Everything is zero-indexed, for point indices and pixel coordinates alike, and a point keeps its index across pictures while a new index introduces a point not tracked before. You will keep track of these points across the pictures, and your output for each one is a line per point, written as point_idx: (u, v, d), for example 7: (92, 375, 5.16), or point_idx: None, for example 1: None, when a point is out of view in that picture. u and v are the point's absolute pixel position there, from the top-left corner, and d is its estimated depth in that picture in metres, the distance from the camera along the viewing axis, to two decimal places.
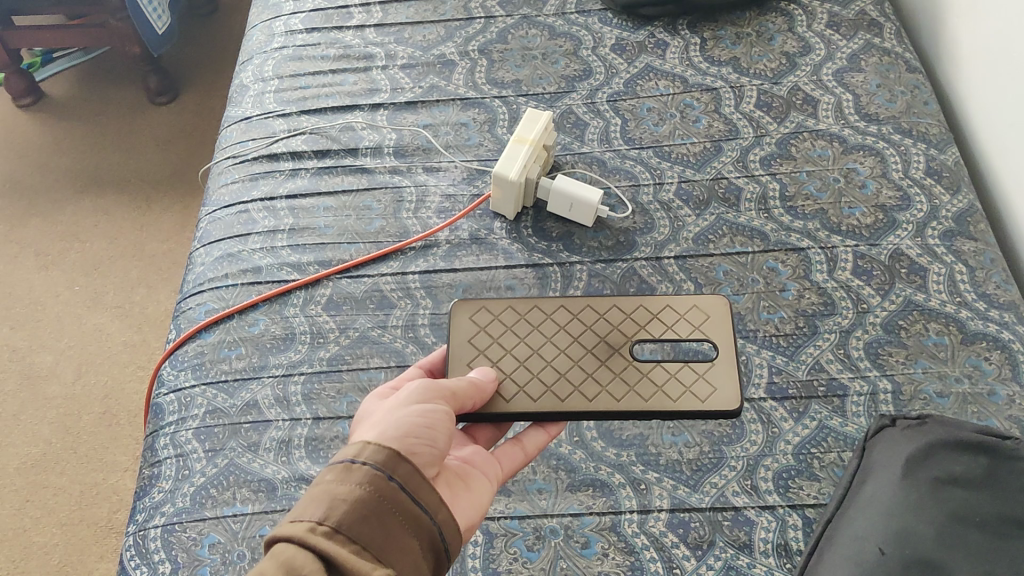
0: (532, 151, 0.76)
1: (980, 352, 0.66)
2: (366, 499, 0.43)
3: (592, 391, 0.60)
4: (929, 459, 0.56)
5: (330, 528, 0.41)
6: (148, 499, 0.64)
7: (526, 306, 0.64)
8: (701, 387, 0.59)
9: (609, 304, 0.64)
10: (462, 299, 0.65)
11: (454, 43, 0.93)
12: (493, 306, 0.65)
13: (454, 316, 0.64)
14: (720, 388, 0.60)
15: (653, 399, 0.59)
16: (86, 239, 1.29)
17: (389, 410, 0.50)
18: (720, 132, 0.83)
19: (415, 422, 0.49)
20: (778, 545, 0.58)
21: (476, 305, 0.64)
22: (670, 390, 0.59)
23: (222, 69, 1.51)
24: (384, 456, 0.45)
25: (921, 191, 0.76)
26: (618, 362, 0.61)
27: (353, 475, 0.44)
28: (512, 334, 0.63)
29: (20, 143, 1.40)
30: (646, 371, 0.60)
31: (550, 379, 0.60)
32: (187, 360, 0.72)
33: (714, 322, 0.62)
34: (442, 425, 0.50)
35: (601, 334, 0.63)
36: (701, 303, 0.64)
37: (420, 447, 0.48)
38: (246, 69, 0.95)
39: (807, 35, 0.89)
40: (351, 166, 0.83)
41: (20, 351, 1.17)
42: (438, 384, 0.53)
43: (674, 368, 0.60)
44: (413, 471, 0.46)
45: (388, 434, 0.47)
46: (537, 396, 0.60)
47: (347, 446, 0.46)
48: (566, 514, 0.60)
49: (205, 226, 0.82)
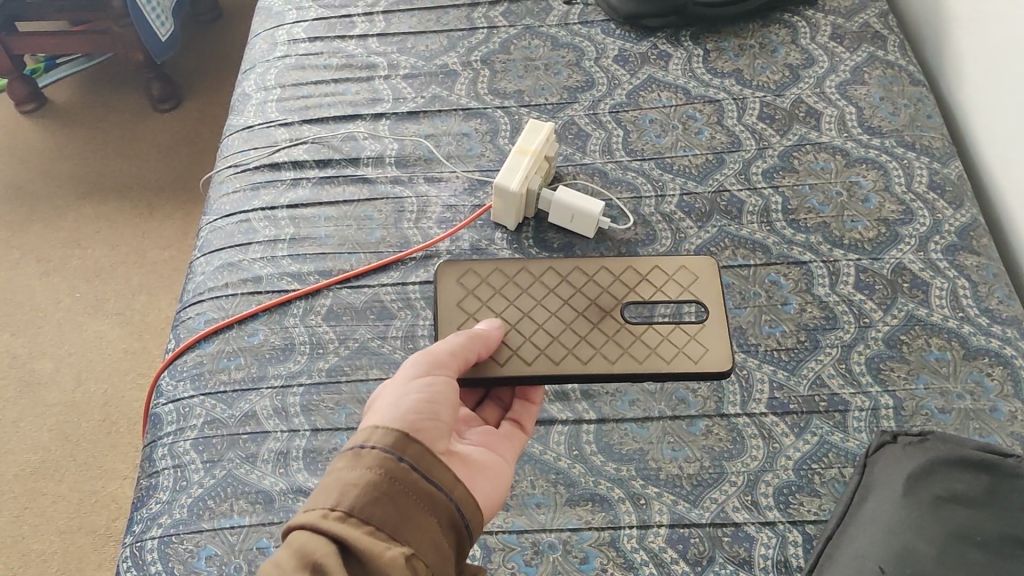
0: (533, 162, 0.76)
1: (982, 367, 0.65)
2: (377, 482, 0.43)
3: (585, 352, 0.60)
4: (931, 477, 0.56)
5: (343, 513, 0.42)
6: (146, 510, 0.64)
7: (513, 268, 0.64)
8: (693, 348, 0.60)
9: (596, 265, 0.64)
10: (447, 262, 0.64)
11: (457, 53, 0.93)
12: (479, 269, 0.64)
13: (441, 282, 0.63)
14: (712, 349, 0.60)
15: (648, 361, 0.59)
16: (88, 245, 1.29)
17: (389, 392, 0.50)
18: (723, 144, 0.82)
19: (417, 399, 0.49)
20: (778, 561, 0.57)
21: (463, 267, 0.64)
22: (663, 352, 0.60)
23: (226, 76, 1.52)
24: (392, 439, 0.45)
25: (923, 206, 0.76)
26: (610, 324, 0.61)
27: (362, 460, 0.44)
28: (501, 298, 0.62)
29: (23, 148, 1.41)
30: (637, 334, 0.60)
31: (543, 340, 0.60)
32: (186, 370, 0.71)
33: (703, 283, 0.63)
34: (444, 399, 0.50)
35: (592, 297, 0.62)
36: (689, 264, 0.64)
37: (427, 422, 0.48)
38: (248, 78, 0.95)
39: (811, 47, 0.89)
40: (353, 176, 0.83)
41: (20, 358, 1.17)
42: (437, 351, 0.53)
43: (664, 329, 0.61)
44: (424, 451, 0.46)
45: (391, 415, 0.47)
46: (531, 359, 0.59)
47: (355, 434, 0.46)
48: (565, 529, 0.60)
49: (206, 235, 0.82)
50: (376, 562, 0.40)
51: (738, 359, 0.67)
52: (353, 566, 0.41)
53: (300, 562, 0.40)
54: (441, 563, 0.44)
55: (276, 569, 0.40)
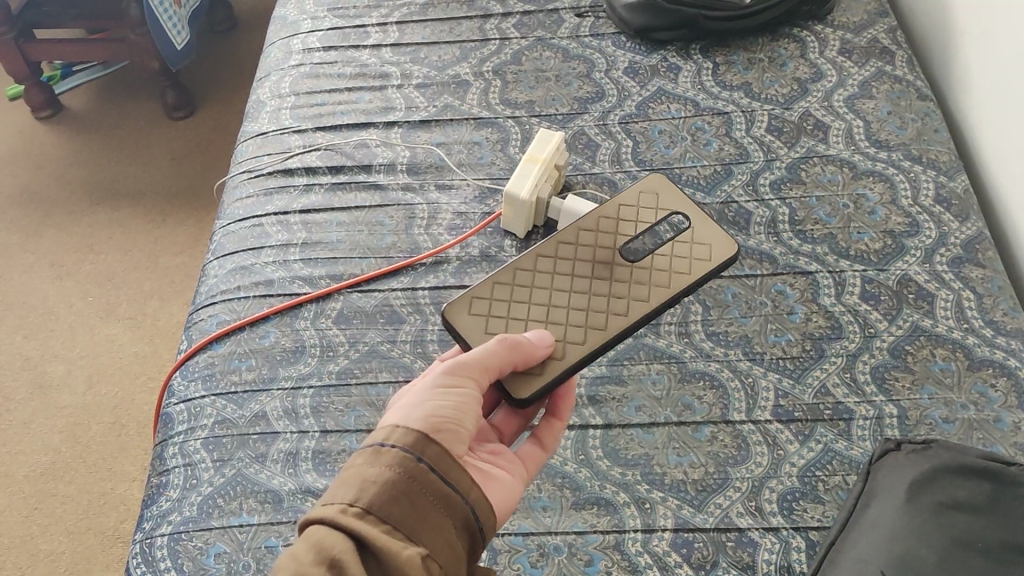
0: (543, 170, 0.78)
1: (986, 378, 0.66)
2: (396, 480, 0.44)
3: (622, 306, 0.63)
4: (933, 484, 0.56)
5: (360, 509, 0.43)
6: (156, 507, 0.65)
7: (509, 276, 0.64)
8: (700, 251, 0.66)
9: (573, 232, 0.67)
10: (449, 306, 0.62)
11: (469, 64, 0.95)
12: (481, 293, 0.63)
13: (455, 325, 0.61)
14: (714, 244, 0.67)
15: (674, 281, 0.64)
16: (101, 251, 1.31)
17: (413, 393, 0.50)
18: (731, 155, 0.83)
19: (440, 404, 0.49)
20: (781, 566, 0.58)
21: (467, 302, 0.62)
22: (680, 266, 0.65)
23: (240, 84, 1.54)
24: (412, 439, 0.46)
25: (929, 218, 0.76)
26: (622, 271, 0.65)
27: (382, 458, 0.45)
28: (517, 305, 0.62)
29: (39, 154, 1.43)
30: (649, 268, 0.65)
31: (579, 320, 0.61)
32: (197, 371, 0.72)
33: (665, 196, 0.70)
34: (470, 409, 0.50)
35: (589, 258, 0.65)
36: (643, 189, 0.71)
37: (450, 426, 0.49)
38: (263, 86, 0.97)
39: (819, 61, 0.90)
40: (365, 182, 0.85)
41: (32, 360, 1.18)
42: (467, 359, 0.52)
43: (664, 250, 0.66)
44: (442, 453, 0.47)
45: (414, 416, 0.48)
46: (583, 339, 0.60)
47: (375, 431, 0.47)
48: (571, 532, 0.60)
49: (219, 239, 0.83)
50: (392, 559, 0.42)
51: (744, 367, 0.68)
52: (369, 562, 0.42)
53: (317, 556, 0.41)
54: (454, 565, 0.45)
55: (293, 562, 0.41)
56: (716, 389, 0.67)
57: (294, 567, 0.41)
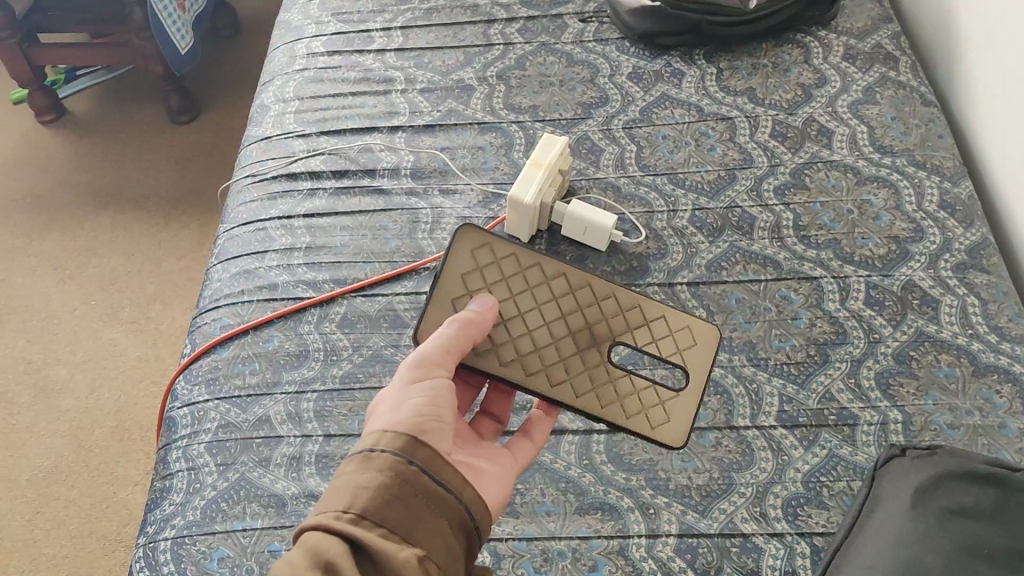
0: (547, 175, 0.77)
1: (991, 384, 0.66)
2: (389, 484, 0.44)
3: (557, 375, 0.60)
4: (939, 490, 0.56)
5: (355, 515, 0.43)
6: (159, 511, 0.65)
7: (528, 262, 0.62)
8: (656, 413, 0.61)
9: (609, 291, 0.63)
10: (469, 228, 0.62)
11: (474, 69, 0.95)
12: (496, 247, 0.63)
13: (455, 245, 0.62)
14: (673, 421, 0.61)
15: (609, 407, 0.60)
16: (104, 254, 1.31)
17: (390, 393, 0.50)
18: (736, 160, 0.83)
19: (421, 403, 0.49)
20: (785, 572, 0.57)
21: (481, 240, 0.62)
22: (628, 405, 0.61)
23: (245, 88, 1.55)
24: (402, 443, 0.46)
25: (934, 224, 0.76)
26: (592, 357, 0.61)
27: (372, 463, 0.45)
28: (505, 287, 0.62)
29: (44, 158, 1.44)
30: (609, 379, 0.61)
31: (523, 347, 0.60)
32: (202, 375, 0.73)
33: (697, 352, 0.62)
34: (446, 402, 0.51)
35: (587, 322, 0.62)
36: (693, 327, 0.63)
37: (432, 424, 0.49)
38: (268, 90, 0.97)
39: (823, 67, 0.91)
40: (369, 187, 0.85)
41: (35, 364, 1.18)
42: (427, 350, 0.53)
43: (640, 383, 0.61)
44: (432, 454, 0.47)
45: (397, 418, 0.48)
46: (507, 360, 0.60)
47: (363, 438, 0.47)
48: (575, 537, 0.60)
49: (223, 243, 0.84)
50: (389, 562, 0.41)
51: (748, 373, 0.68)
52: (366, 565, 0.42)
53: (312, 561, 0.40)
54: (452, 566, 0.45)
55: (288, 567, 0.40)
56: (720, 394, 0.67)
57: (290, 572, 0.40)
